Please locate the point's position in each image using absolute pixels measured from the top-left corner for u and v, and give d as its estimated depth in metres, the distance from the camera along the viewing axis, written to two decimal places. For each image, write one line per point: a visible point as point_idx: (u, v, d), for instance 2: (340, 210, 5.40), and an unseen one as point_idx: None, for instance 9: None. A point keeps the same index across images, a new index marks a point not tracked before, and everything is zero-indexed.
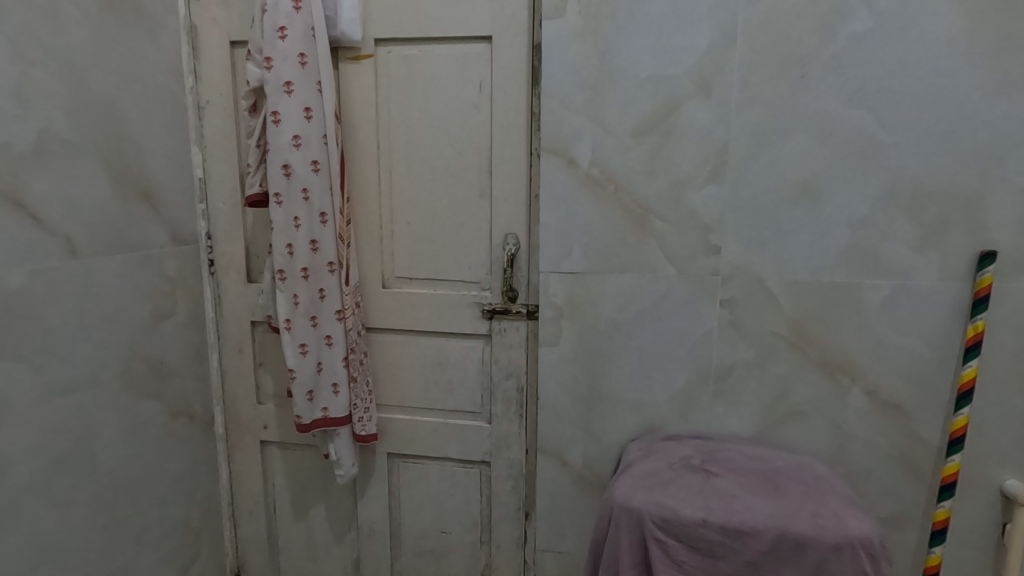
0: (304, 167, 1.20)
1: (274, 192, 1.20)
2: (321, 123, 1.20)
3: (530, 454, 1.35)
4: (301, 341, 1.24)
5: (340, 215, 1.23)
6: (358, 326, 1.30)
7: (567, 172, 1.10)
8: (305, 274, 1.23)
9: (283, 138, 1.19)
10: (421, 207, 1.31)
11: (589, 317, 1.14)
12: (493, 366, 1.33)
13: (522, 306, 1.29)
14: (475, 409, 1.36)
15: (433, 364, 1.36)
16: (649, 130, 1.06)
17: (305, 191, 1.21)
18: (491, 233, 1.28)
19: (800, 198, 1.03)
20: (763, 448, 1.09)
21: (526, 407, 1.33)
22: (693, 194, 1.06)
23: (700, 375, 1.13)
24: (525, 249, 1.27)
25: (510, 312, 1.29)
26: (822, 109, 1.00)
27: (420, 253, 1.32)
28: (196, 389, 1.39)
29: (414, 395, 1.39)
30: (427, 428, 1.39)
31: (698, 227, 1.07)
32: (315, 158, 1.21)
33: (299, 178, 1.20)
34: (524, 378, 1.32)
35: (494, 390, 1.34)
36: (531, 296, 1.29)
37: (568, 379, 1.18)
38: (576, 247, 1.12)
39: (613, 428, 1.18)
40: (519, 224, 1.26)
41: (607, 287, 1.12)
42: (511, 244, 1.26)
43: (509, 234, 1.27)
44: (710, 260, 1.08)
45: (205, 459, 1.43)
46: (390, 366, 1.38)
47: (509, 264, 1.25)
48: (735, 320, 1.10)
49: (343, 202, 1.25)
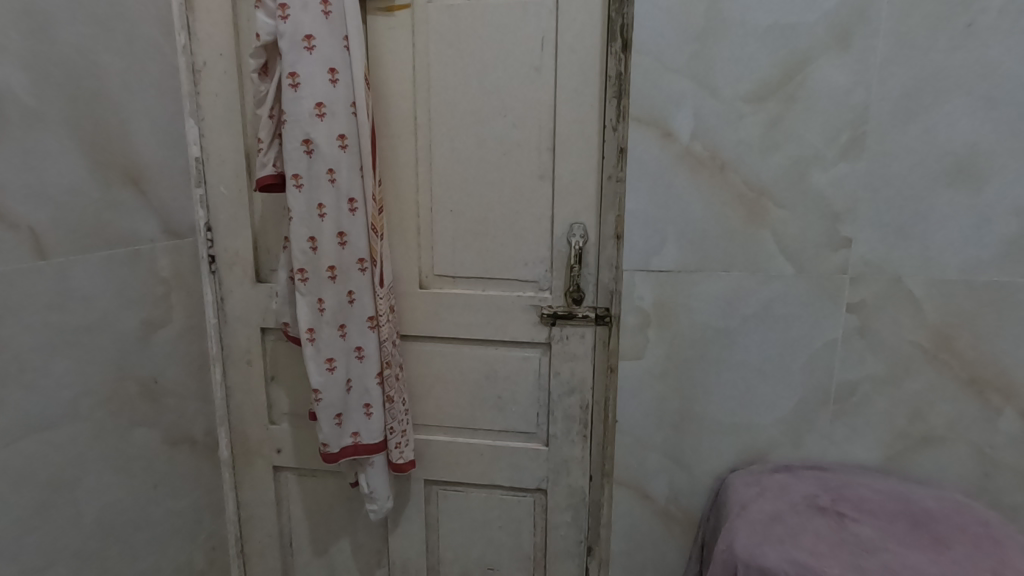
0: (329, 142, 0.98)
1: (292, 173, 0.97)
2: (350, 88, 0.98)
3: (596, 482, 1.16)
4: (327, 356, 1.02)
5: (374, 202, 1.01)
6: (393, 335, 1.08)
7: (661, 148, 0.89)
8: (332, 274, 1.01)
9: (304, 106, 0.96)
10: (468, 192, 1.09)
11: (682, 325, 0.94)
12: (553, 381, 1.13)
13: (588, 309, 1.09)
14: (530, 429, 1.16)
15: (480, 378, 1.16)
16: (767, 95, 0.85)
17: (330, 172, 0.99)
18: (553, 223, 1.07)
19: (955, 178, 0.84)
20: (897, 481, 0.90)
21: (592, 428, 1.14)
22: (820, 173, 0.86)
23: (816, 394, 0.94)
24: (594, 242, 1.07)
25: (575, 317, 1.09)
26: (992, 66, 0.80)
27: (465, 247, 1.11)
28: (197, 409, 1.17)
29: (457, 414, 1.18)
30: (472, 451, 1.19)
31: (825, 214, 0.87)
32: (343, 131, 0.98)
33: (323, 157, 0.98)
34: (589, 393, 1.13)
35: (553, 407, 1.14)
36: (599, 298, 1.09)
37: (654, 398, 0.98)
38: (669, 239, 0.92)
39: (707, 457, 0.98)
40: (587, 212, 1.06)
41: (706, 288, 0.92)
42: (581, 236, 1.05)
43: (575, 223, 1.06)
44: (837, 255, 0.88)
45: (209, 491, 1.22)
46: (429, 380, 1.18)
47: (577, 260, 1.05)
48: (864, 328, 0.90)
49: (376, 187, 1.03)
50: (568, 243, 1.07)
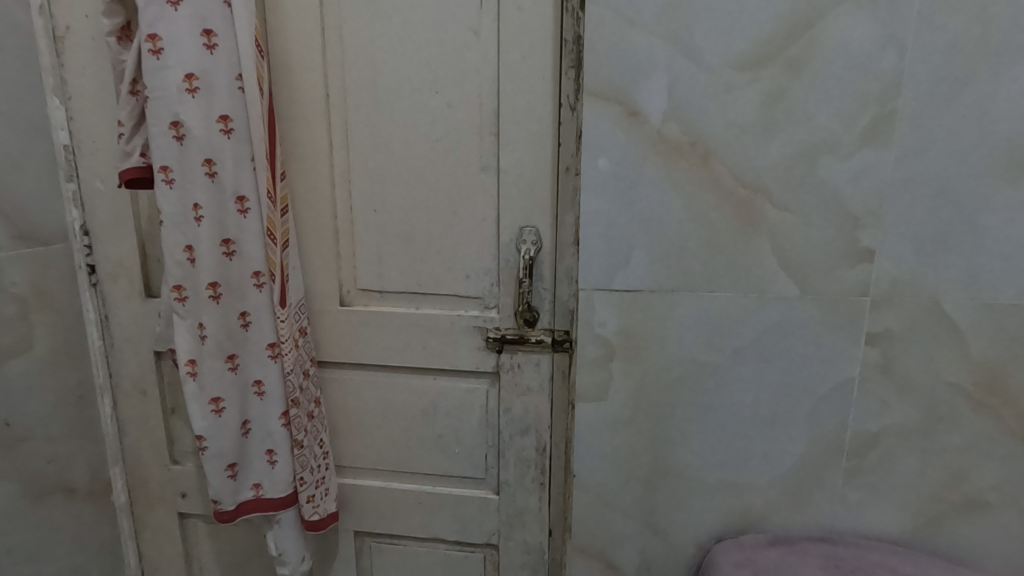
0: (207, 125, 0.77)
1: (159, 165, 0.76)
2: (233, 56, 0.77)
3: (556, 538, 0.96)
4: (214, 395, 0.82)
5: (270, 202, 0.81)
6: (303, 366, 0.88)
7: (626, 131, 0.68)
8: (218, 294, 0.80)
9: (171, 78, 0.75)
10: (395, 186, 0.88)
11: (655, 360, 0.74)
12: (504, 419, 0.93)
13: (542, 332, 0.89)
14: (477, 474, 0.96)
15: (416, 412, 0.96)
16: (765, 59, 0.64)
17: (210, 163, 0.78)
18: (498, 227, 0.87)
19: (1015, 170, 0.63)
20: (928, 562, 0.70)
21: (550, 475, 0.94)
22: (835, 164, 0.65)
23: (825, 447, 0.73)
24: (549, 251, 0.86)
25: (527, 342, 0.89)
26: None
27: (393, 255, 0.90)
28: (76, 451, 0.97)
29: (390, 455, 0.98)
30: (408, 499, 0.99)
31: (839, 218, 0.66)
32: (226, 112, 0.78)
33: (199, 144, 0.77)
34: (546, 433, 0.92)
35: (504, 449, 0.94)
36: (556, 319, 0.88)
37: (620, 450, 0.78)
38: (638, 250, 0.71)
39: (686, 522, 0.78)
40: (541, 213, 0.85)
41: (685, 313, 0.72)
42: (534, 243, 0.85)
43: (526, 227, 0.85)
44: (855, 272, 0.68)
45: (98, 545, 1.02)
46: (355, 415, 0.97)
47: (528, 273, 0.84)
48: (888, 365, 0.70)
49: (275, 182, 0.82)
50: (517, 251, 0.86)
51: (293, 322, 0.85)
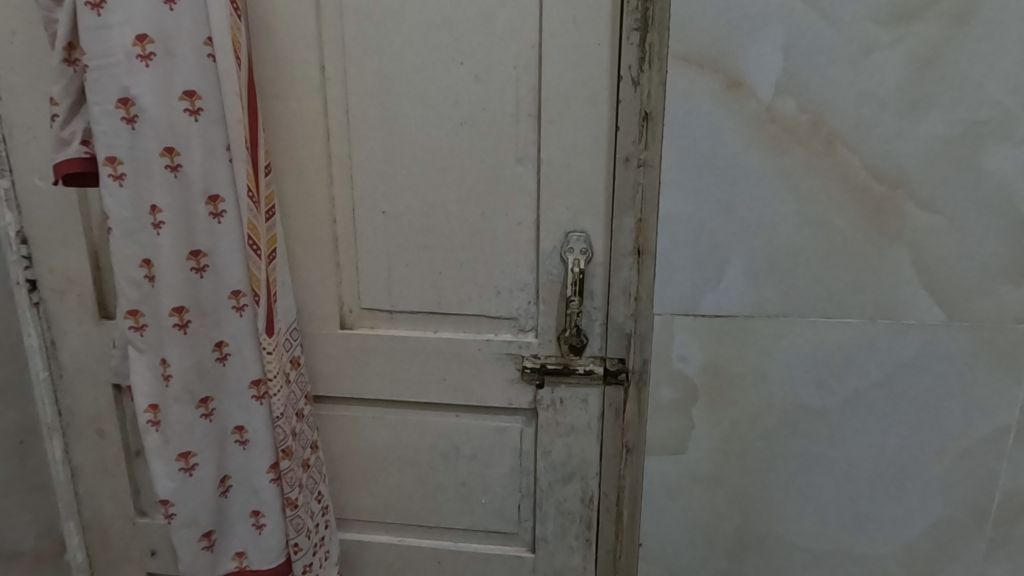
0: (167, 104, 0.59)
1: (103, 155, 0.59)
2: (200, 13, 0.59)
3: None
4: (183, 449, 0.65)
5: (252, 203, 0.63)
6: (296, 406, 0.71)
7: (724, 108, 0.51)
8: (185, 321, 0.63)
9: (117, 41, 0.57)
10: (409, 182, 0.71)
11: (749, 403, 0.58)
12: (543, 464, 0.77)
13: (591, 361, 0.72)
14: (508, 528, 0.80)
15: (435, 456, 0.79)
16: (919, 10, 0.48)
17: (172, 153, 0.60)
18: (538, 232, 0.70)
19: None
20: None
21: (597, 531, 0.78)
22: (1005, 150, 0.49)
23: (966, 512, 0.58)
24: (601, 262, 0.70)
25: (572, 373, 0.72)
26: None
27: (406, 267, 0.73)
28: (17, 508, 0.79)
29: (403, 508, 0.81)
30: (425, 558, 0.83)
31: (1005, 223, 0.51)
32: (192, 86, 0.60)
33: (157, 129, 0.59)
34: (594, 481, 0.76)
35: (542, 499, 0.78)
36: (608, 345, 0.72)
37: (701, 514, 0.62)
38: (735, 264, 0.55)
39: None
40: (592, 215, 0.68)
41: (792, 345, 0.56)
42: (584, 253, 0.69)
43: (573, 232, 0.69)
44: (1020, 292, 0.52)
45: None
46: (360, 459, 0.81)
47: (578, 290, 0.68)
48: None
49: (259, 178, 0.64)
50: (562, 262, 0.70)
51: (283, 352, 0.68)
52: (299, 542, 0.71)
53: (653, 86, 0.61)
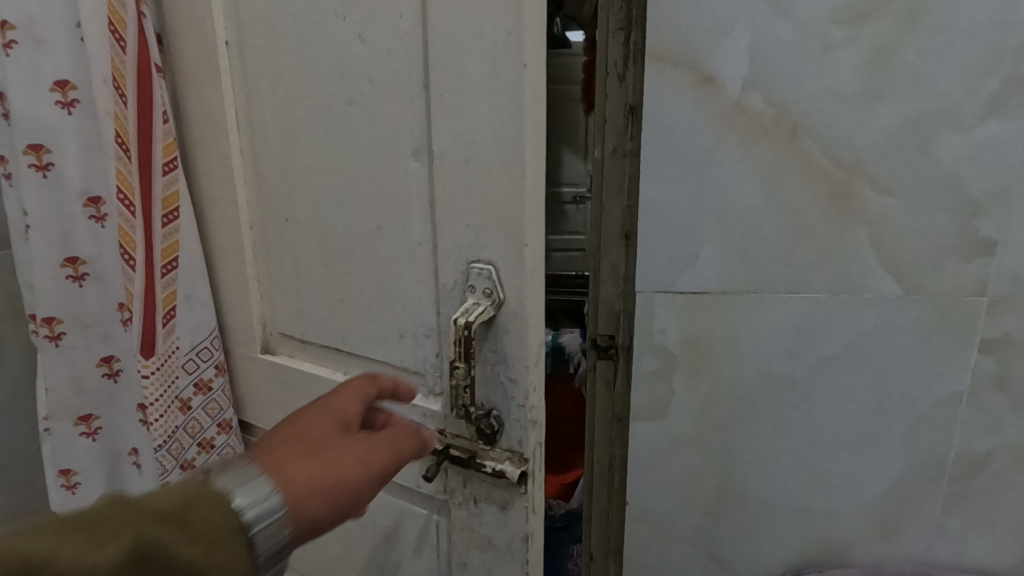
0: (36, 96, 0.60)
1: (28, 144, 0.60)
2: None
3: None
4: (64, 467, 0.70)
5: (126, 207, 0.61)
6: (199, 437, 0.71)
7: (698, 105, 0.57)
8: (56, 334, 0.66)
9: None
10: (313, 184, 0.60)
11: (724, 373, 0.63)
12: (461, 563, 0.61)
13: (506, 459, 0.54)
14: None
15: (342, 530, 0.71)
16: (872, 10, 0.52)
17: (40, 155, 0.61)
18: (437, 258, 0.54)
19: None
20: None
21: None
22: (954, 135, 0.54)
23: (925, 470, 0.63)
24: (514, 311, 0.50)
25: (480, 470, 0.55)
26: None
27: (310, 292, 0.64)
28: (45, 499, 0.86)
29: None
30: None
31: (956, 205, 0.55)
32: (63, 77, 0.60)
33: (32, 128, 0.60)
34: None
35: None
36: (531, 436, 0.53)
37: (683, 473, 0.68)
38: (710, 245, 0.60)
39: (755, 551, 0.69)
40: (501, 246, 0.50)
41: (763, 318, 0.61)
42: (489, 296, 0.51)
43: (474, 264, 0.51)
44: (971, 268, 0.57)
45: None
46: None
47: (465, 358, 0.50)
48: (1005, 376, 0.59)
49: (150, 178, 0.63)
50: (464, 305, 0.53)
51: (169, 388, 0.67)
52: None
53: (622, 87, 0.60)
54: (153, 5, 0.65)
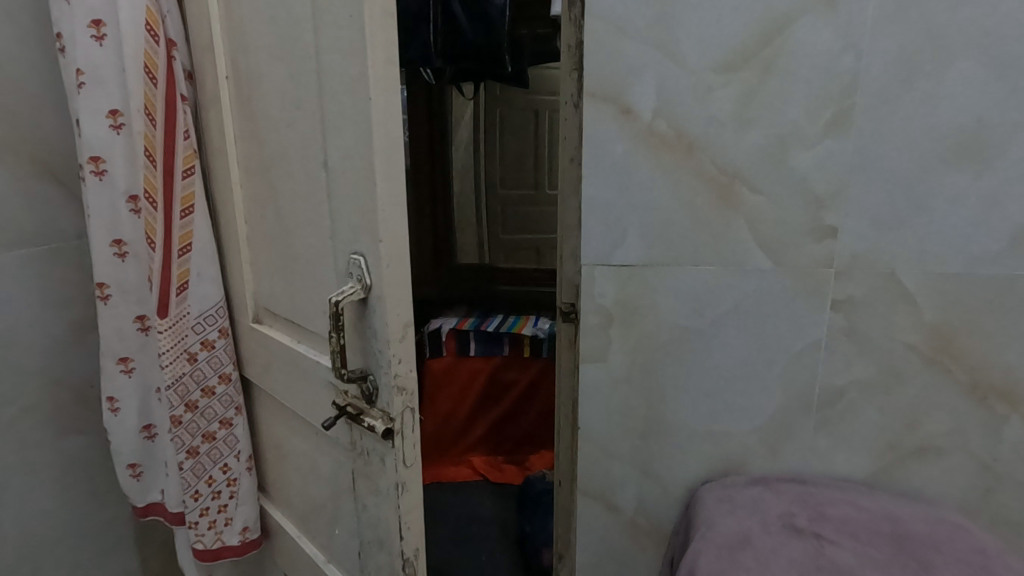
0: (98, 123, 0.86)
1: (89, 158, 0.87)
2: (114, 54, 0.84)
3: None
4: (109, 395, 0.94)
5: (150, 203, 0.87)
6: (202, 383, 0.94)
7: (620, 128, 0.79)
8: (103, 295, 0.90)
9: (70, 80, 0.86)
10: (290, 198, 0.82)
11: (647, 325, 0.85)
12: (357, 489, 0.83)
13: (381, 418, 0.74)
14: (356, 565, 0.89)
15: (309, 457, 0.92)
16: (741, 63, 0.74)
17: (98, 163, 0.87)
18: (334, 247, 0.75)
19: (960, 156, 0.72)
20: (883, 497, 0.81)
21: (411, 567, 0.79)
22: (803, 151, 0.75)
23: (797, 400, 0.84)
24: (377, 295, 0.70)
25: (361, 423, 0.75)
26: (1004, 24, 0.67)
27: (275, 276, 0.89)
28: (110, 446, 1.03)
29: (297, 498, 0.98)
30: (305, 554, 0.99)
31: (807, 199, 0.77)
32: (114, 109, 0.86)
33: (95, 146, 0.86)
34: (398, 547, 0.79)
35: (367, 553, 0.84)
36: (393, 399, 0.72)
37: (618, 404, 0.90)
38: (632, 230, 0.82)
39: (676, 466, 0.90)
40: (367, 243, 0.70)
41: (673, 284, 0.83)
42: (361, 283, 0.71)
43: (353, 256, 0.72)
44: (821, 246, 0.78)
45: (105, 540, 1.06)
46: (276, 453, 1.00)
47: (338, 328, 0.70)
48: (852, 327, 0.80)
49: (173, 182, 0.88)
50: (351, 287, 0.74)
51: (179, 343, 0.91)
52: (198, 488, 0.96)
53: (568, 120, 0.83)
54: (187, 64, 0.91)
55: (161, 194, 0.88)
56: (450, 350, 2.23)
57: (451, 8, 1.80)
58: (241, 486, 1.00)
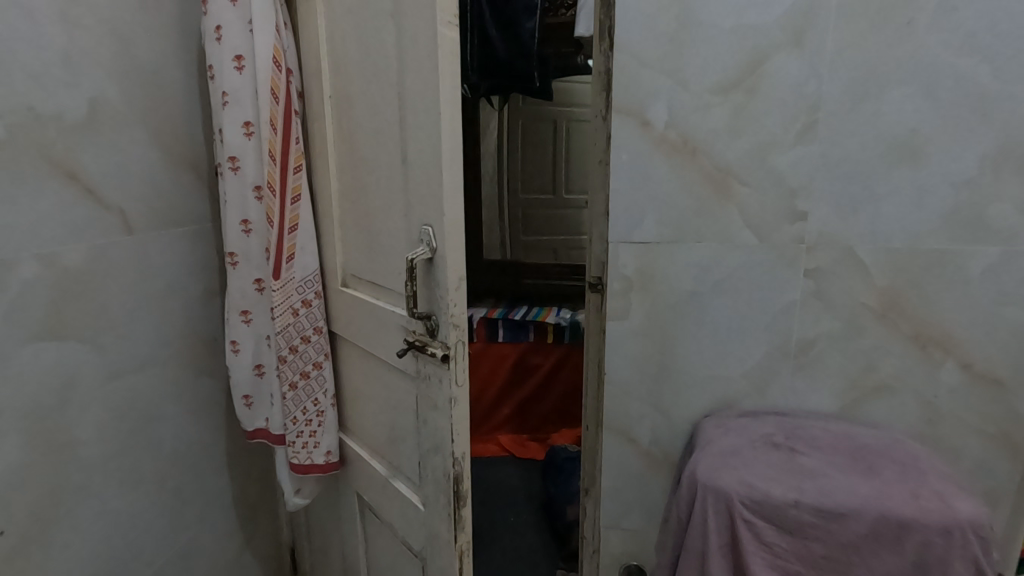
0: (235, 130, 1.09)
1: (228, 156, 1.10)
2: (251, 77, 1.07)
3: (458, 522, 1.00)
4: (233, 339, 1.19)
5: (271, 192, 1.09)
6: (301, 332, 1.16)
7: (640, 136, 1.03)
8: (233, 260, 1.15)
9: (216, 96, 1.09)
10: (377, 190, 1.05)
11: (661, 289, 1.09)
12: (420, 410, 1.03)
13: (444, 348, 0.95)
14: (415, 478, 1.08)
15: (384, 392, 1.12)
16: (732, 87, 0.98)
17: (234, 159, 1.10)
18: (407, 221, 0.98)
19: (899, 157, 0.95)
20: (845, 424, 1.04)
21: (460, 467, 0.98)
22: (780, 154, 0.99)
23: (779, 349, 1.07)
24: (442, 255, 0.93)
25: (426, 353, 0.96)
26: (927, 61, 0.92)
27: (362, 248, 1.12)
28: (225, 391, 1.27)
29: (371, 427, 1.18)
30: (373, 476, 1.18)
31: (784, 191, 1.00)
32: (248, 120, 1.09)
33: (232, 146, 1.10)
34: (450, 456, 0.98)
35: (426, 465, 1.03)
36: (450, 332, 0.94)
37: (636, 354, 1.13)
38: (648, 214, 1.06)
39: (683, 404, 1.13)
40: (434, 217, 0.92)
41: (681, 257, 1.06)
42: (429, 245, 0.93)
43: (425, 225, 0.94)
44: (795, 227, 1.01)
45: (229, 464, 1.30)
46: (355, 392, 1.21)
47: (412, 277, 0.94)
48: (821, 291, 1.03)
49: (287, 176, 1.10)
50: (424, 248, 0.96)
51: (287, 299, 1.13)
52: (296, 415, 1.18)
53: (597, 133, 1.09)
54: (299, 86, 1.16)
55: (279, 185, 1.09)
56: (480, 337, 2.47)
57: (488, 32, 2.07)
58: (326, 418, 1.21)
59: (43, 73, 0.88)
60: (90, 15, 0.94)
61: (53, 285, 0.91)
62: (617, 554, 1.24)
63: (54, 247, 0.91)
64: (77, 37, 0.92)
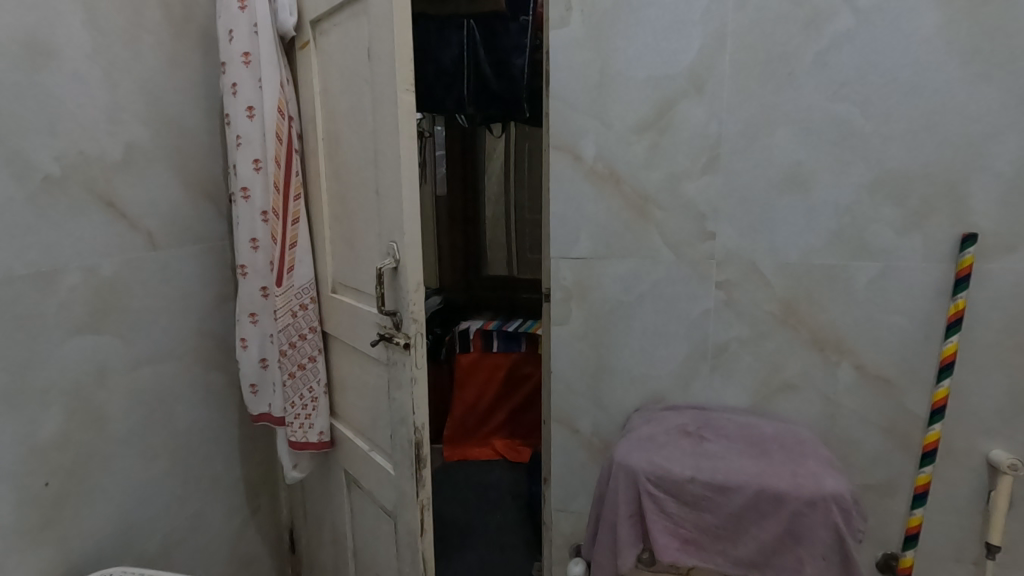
0: (246, 165, 1.32)
1: (240, 186, 1.33)
2: (260, 123, 1.31)
3: (420, 482, 1.19)
4: (242, 336, 1.40)
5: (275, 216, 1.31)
6: (298, 330, 1.37)
7: (574, 167, 1.22)
8: (243, 270, 1.38)
9: (232, 138, 1.33)
10: (357, 214, 1.26)
11: (596, 297, 1.26)
12: (389, 391, 1.22)
13: (408, 337, 1.14)
14: (387, 450, 1.27)
15: (364, 378, 1.32)
16: (647, 127, 1.16)
17: (245, 188, 1.33)
18: (378, 240, 1.19)
19: (790, 185, 1.12)
20: (754, 417, 1.19)
21: (420, 435, 1.17)
22: (689, 183, 1.16)
23: (697, 351, 1.23)
24: (405, 263, 1.12)
25: (393, 342, 1.16)
26: (807, 105, 1.08)
27: (345, 262, 1.33)
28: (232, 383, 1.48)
29: (355, 410, 1.38)
30: (356, 451, 1.38)
31: (694, 214, 1.17)
32: (257, 158, 1.32)
33: (243, 178, 1.33)
34: (413, 428, 1.17)
35: (394, 437, 1.22)
36: (412, 326, 1.13)
37: (577, 355, 1.30)
38: (582, 234, 1.24)
39: (618, 399, 1.29)
40: (398, 235, 1.12)
41: (611, 270, 1.24)
42: (394, 255, 1.13)
43: (392, 240, 1.14)
44: (705, 244, 1.18)
45: (227, 454, 1.50)
46: (343, 381, 1.41)
47: (379, 280, 1.14)
48: (730, 300, 1.19)
49: (288, 203, 1.32)
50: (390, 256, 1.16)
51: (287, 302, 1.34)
52: (294, 399, 1.38)
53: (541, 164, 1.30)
54: (300, 129, 1.39)
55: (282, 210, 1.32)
56: (476, 347, 2.65)
57: (481, 69, 2.29)
58: (319, 403, 1.41)
59: (90, 124, 1.12)
60: (127, 77, 1.19)
61: (91, 290, 1.14)
62: (568, 535, 1.40)
63: (93, 260, 1.14)
64: (117, 94, 1.17)
